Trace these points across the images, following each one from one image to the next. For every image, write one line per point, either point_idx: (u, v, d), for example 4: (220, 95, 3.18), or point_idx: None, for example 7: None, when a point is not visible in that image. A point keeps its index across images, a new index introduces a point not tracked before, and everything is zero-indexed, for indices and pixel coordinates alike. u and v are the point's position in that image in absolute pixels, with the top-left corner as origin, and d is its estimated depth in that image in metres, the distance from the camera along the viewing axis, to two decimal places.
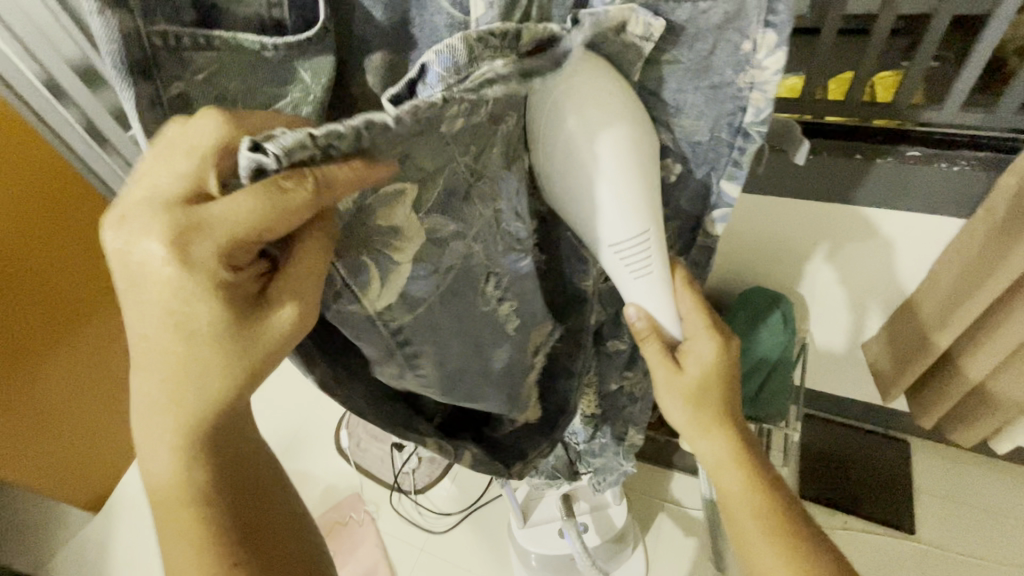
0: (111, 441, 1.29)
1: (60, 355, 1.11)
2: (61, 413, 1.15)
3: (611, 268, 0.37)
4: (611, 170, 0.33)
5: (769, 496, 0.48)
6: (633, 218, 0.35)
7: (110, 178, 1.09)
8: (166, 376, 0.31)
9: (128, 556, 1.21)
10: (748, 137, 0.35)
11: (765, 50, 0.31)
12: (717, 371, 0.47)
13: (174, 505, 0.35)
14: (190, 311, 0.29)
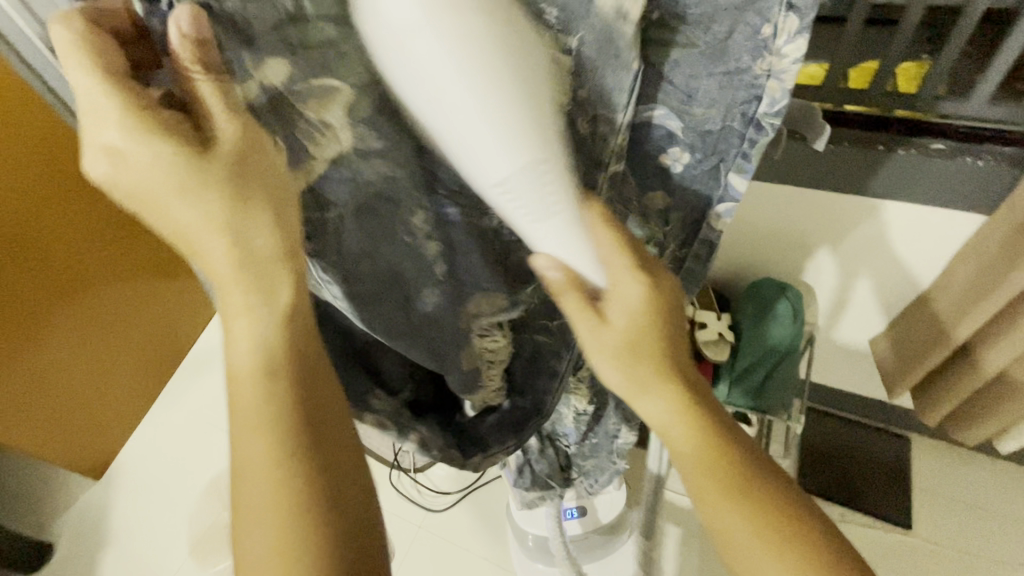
0: (116, 411, 1.31)
1: (57, 323, 1.12)
2: (59, 382, 1.16)
3: (503, 209, 0.29)
4: (461, 62, 0.23)
5: (736, 467, 0.35)
6: (516, 135, 0.25)
7: None
8: (213, 258, 0.29)
9: (131, 522, 1.24)
10: (760, 129, 0.32)
11: (786, 36, 0.28)
12: (652, 318, 0.34)
13: (243, 418, 0.31)
14: (170, 174, 0.27)
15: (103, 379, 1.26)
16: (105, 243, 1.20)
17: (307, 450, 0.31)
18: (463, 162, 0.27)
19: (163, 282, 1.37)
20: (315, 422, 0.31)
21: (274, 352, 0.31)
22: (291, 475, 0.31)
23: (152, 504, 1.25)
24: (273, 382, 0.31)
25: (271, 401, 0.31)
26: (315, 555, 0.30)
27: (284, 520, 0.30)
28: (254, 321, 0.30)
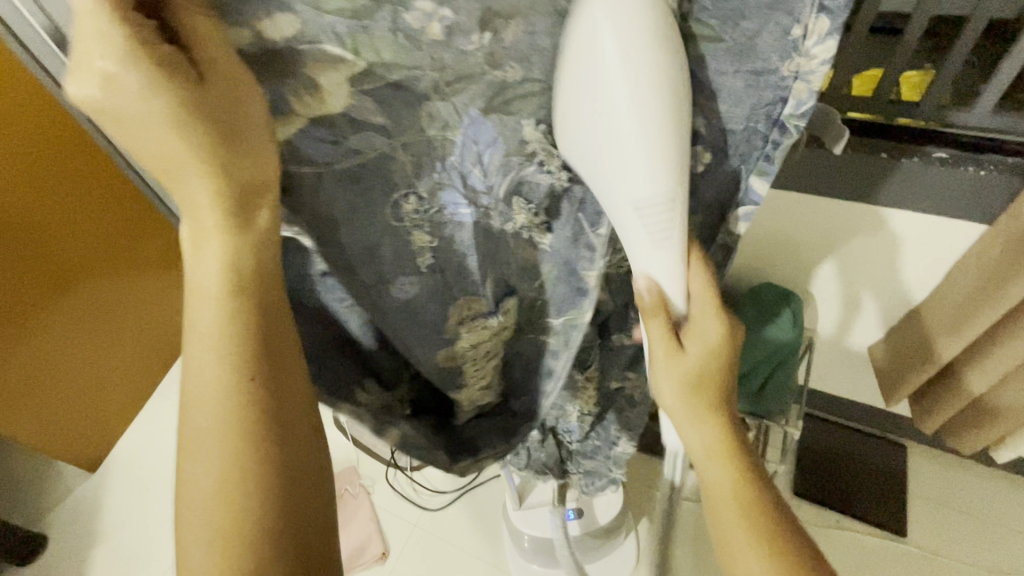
0: (112, 403, 1.30)
1: (58, 309, 1.12)
2: (56, 370, 1.16)
3: (626, 228, 0.33)
4: (645, 114, 0.29)
5: (754, 491, 0.41)
6: (658, 172, 0.31)
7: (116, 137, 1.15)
8: (196, 195, 0.30)
9: (123, 516, 1.22)
10: (785, 130, 0.33)
11: (815, 36, 0.29)
12: (717, 356, 0.41)
13: (202, 379, 0.31)
14: (163, 108, 0.27)
15: (100, 369, 1.26)
16: (110, 233, 1.20)
17: (266, 381, 0.32)
18: (610, 183, 0.31)
19: (163, 275, 1.36)
20: (280, 394, 0.32)
21: (235, 318, 0.31)
22: (251, 404, 0.31)
23: (145, 496, 1.24)
24: (239, 307, 0.31)
25: (236, 328, 0.31)
26: (269, 485, 0.31)
27: (238, 449, 0.31)
28: (225, 269, 0.31)
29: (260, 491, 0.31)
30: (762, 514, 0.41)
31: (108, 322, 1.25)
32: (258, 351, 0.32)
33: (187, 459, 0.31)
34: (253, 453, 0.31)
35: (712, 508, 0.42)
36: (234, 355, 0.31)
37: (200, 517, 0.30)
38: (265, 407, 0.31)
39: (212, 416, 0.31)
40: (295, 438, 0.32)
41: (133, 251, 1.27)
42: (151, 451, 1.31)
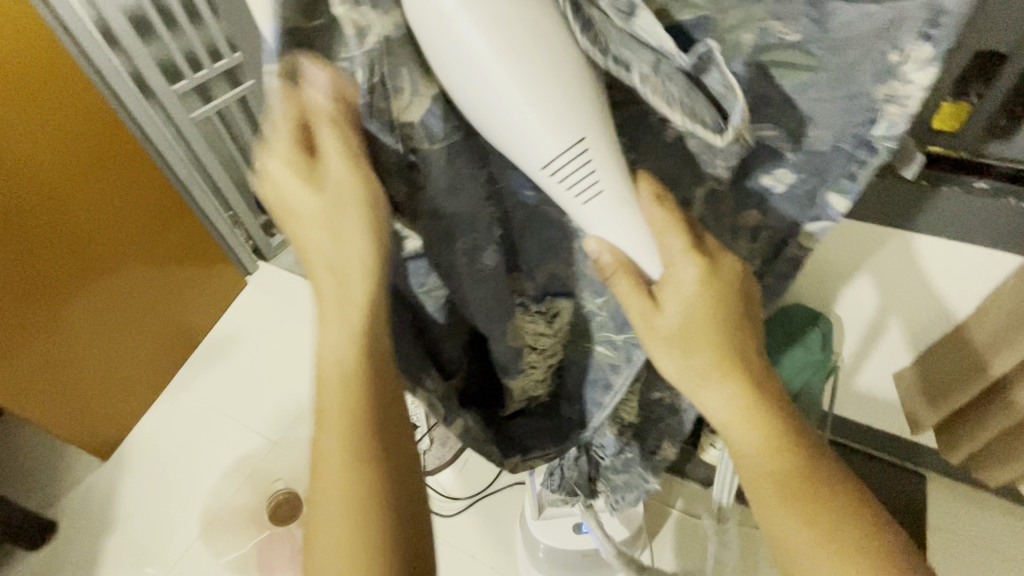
0: (128, 391, 1.30)
1: (81, 290, 1.14)
2: (76, 352, 1.17)
3: (556, 195, 0.31)
4: (502, 44, 0.26)
5: (801, 459, 0.37)
6: (557, 120, 0.28)
7: (153, 131, 1.24)
8: (319, 256, 0.35)
9: (133, 508, 1.21)
10: (872, 150, 0.33)
11: (915, 63, 0.29)
12: (709, 306, 0.34)
13: (328, 415, 0.38)
14: (292, 186, 0.33)
15: (119, 356, 1.27)
16: (136, 220, 1.23)
17: (376, 428, 0.38)
18: (512, 147, 0.29)
19: (186, 267, 1.38)
20: (385, 426, 0.38)
21: (351, 367, 0.37)
22: (364, 449, 0.37)
23: (154, 489, 1.23)
24: (352, 366, 0.37)
25: (350, 382, 0.37)
26: (383, 513, 0.37)
27: (357, 485, 0.37)
28: (340, 329, 0.37)
29: (377, 517, 0.37)
30: (795, 475, 0.37)
31: (129, 311, 1.27)
32: (367, 397, 0.38)
33: (315, 480, 0.38)
34: (368, 480, 0.37)
35: (749, 480, 0.38)
36: (348, 397, 0.37)
37: (330, 540, 0.37)
38: (376, 451, 0.38)
39: (337, 445, 0.37)
40: (401, 473, 0.39)
41: (158, 239, 1.29)
42: (161, 443, 1.31)
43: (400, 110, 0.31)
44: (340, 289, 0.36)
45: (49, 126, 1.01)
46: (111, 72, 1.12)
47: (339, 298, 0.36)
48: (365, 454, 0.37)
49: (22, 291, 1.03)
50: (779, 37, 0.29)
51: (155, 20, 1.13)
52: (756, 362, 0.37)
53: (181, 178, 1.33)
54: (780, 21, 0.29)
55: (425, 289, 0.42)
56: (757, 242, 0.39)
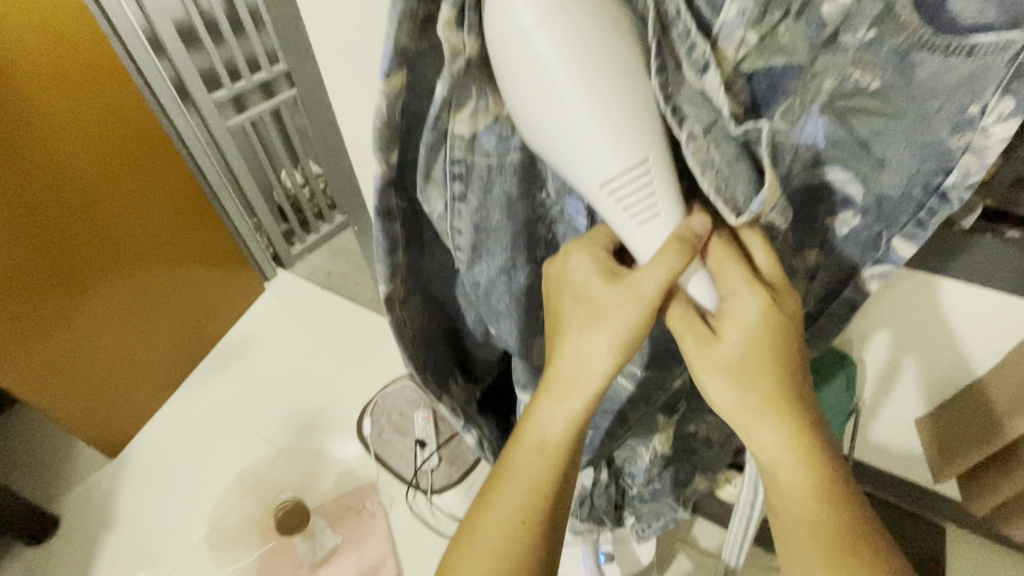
0: (140, 388, 1.30)
1: (105, 283, 1.15)
2: (94, 346, 1.17)
3: (607, 212, 0.31)
4: (581, 68, 0.26)
5: (847, 524, 0.35)
6: (622, 142, 0.28)
7: (189, 137, 1.27)
8: (587, 362, 0.36)
9: (137, 508, 1.20)
10: (944, 200, 0.31)
11: (995, 117, 0.27)
12: (769, 343, 0.35)
13: (518, 471, 0.38)
14: (599, 300, 0.35)
15: (133, 355, 1.27)
16: (162, 219, 1.25)
17: (549, 517, 0.38)
18: (568, 164, 0.29)
19: (205, 270, 1.39)
20: (567, 489, 0.39)
21: (555, 453, 0.38)
22: (536, 530, 0.38)
23: (158, 490, 1.22)
24: (558, 460, 0.38)
25: (557, 473, 0.38)
26: None
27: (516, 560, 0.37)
28: (566, 429, 0.37)
29: None
30: (834, 537, 0.35)
31: (146, 310, 1.27)
32: (558, 491, 0.38)
33: (473, 528, 0.38)
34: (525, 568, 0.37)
35: (789, 532, 0.37)
36: (552, 457, 0.38)
37: None
38: (543, 538, 0.38)
39: (517, 498, 0.38)
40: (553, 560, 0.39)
41: (179, 239, 1.31)
42: (169, 443, 1.31)
43: (466, 123, 0.31)
44: (587, 399, 0.37)
45: (89, 124, 1.05)
46: (154, 76, 1.16)
47: (583, 405, 0.37)
48: (536, 536, 0.38)
49: (44, 281, 1.04)
50: (858, 85, 0.28)
51: (199, 29, 1.17)
52: (809, 399, 0.37)
53: (210, 179, 1.35)
54: (859, 68, 0.28)
55: (466, 300, 0.42)
56: (816, 281, 0.39)
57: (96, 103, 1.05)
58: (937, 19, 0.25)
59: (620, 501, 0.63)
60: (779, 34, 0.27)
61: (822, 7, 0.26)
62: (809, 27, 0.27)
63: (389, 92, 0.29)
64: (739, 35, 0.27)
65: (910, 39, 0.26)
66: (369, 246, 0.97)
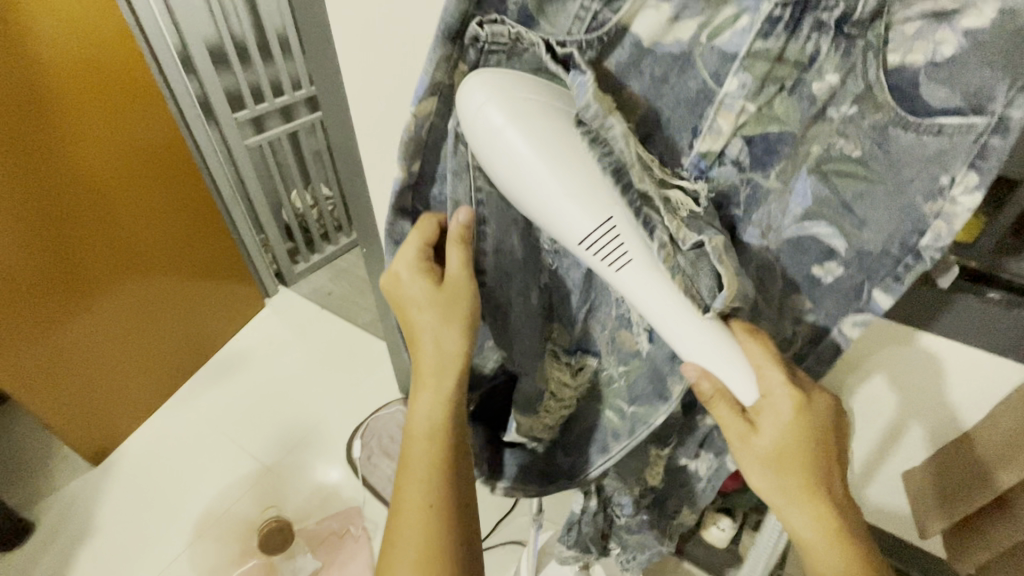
0: (134, 396, 1.30)
1: (111, 289, 1.17)
2: (92, 350, 1.17)
3: (591, 265, 0.32)
4: (545, 144, 0.29)
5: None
6: (591, 201, 0.30)
7: (207, 152, 1.31)
8: (435, 342, 0.40)
9: (118, 519, 1.18)
10: (918, 258, 0.31)
11: (963, 188, 0.28)
12: (801, 434, 0.36)
13: (413, 457, 0.41)
14: (424, 295, 0.39)
15: (127, 364, 1.27)
16: (173, 229, 1.28)
17: (447, 495, 0.40)
18: (551, 222, 0.31)
19: (208, 281, 1.41)
20: (461, 467, 0.42)
21: (440, 426, 0.41)
22: (443, 511, 0.40)
23: (140, 503, 1.20)
24: (439, 440, 0.41)
25: (441, 448, 0.41)
26: (456, 567, 0.39)
27: (430, 540, 0.39)
28: (439, 408, 0.41)
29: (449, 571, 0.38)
30: None
31: (144, 319, 1.28)
32: (450, 461, 0.41)
33: (388, 542, 0.40)
34: (442, 545, 0.39)
35: None
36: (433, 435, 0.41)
37: None
38: (453, 518, 0.40)
39: (417, 499, 0.40)
40: (471, 532, 0.41)
41: (187, 252, 1.33)
42: (155, 454, 1.29)
43: None
44: (446, 373, 0.41)
45: (111, 135, 1.08)
46: (181, 92, 1.21)
47: (438, 384, 0.41)
48: (445, 517, 0.40)
49: (51, 286, 1.05)
50: (842, 152, 0.31)
51: (230, 54, 1.23)
52: (838, 488, 0.37)
53: (222, 194, 1.39)
54: (843, 137, 0.31)
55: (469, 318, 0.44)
56: (801, 325, 0.38)
57: (125, 114, 1.10)
58: (912, 102, 0.28)
59: (607, 530, 0.65)
60: (775, 105, 0.30)
61: (812, 84, 0.29)
62: (801, 101, 0.30)
63: (418, 115, 0.33)
64: (739, 105, 0.29)
65: (887, 117, 0.29)
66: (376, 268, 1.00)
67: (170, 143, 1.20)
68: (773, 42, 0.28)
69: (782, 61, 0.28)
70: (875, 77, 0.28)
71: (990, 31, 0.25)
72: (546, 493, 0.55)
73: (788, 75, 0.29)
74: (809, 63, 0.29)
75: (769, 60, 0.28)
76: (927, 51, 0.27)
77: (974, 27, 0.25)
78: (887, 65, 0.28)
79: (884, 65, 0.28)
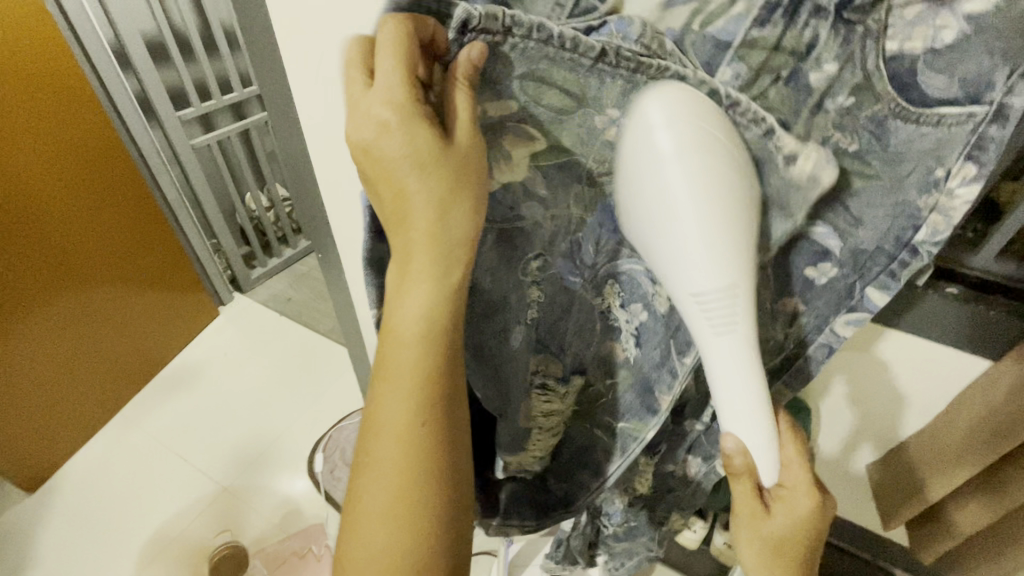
0: (75, 416, 1.21)
1: (45, 303, 1.08)
2: (26, 368, 1.08)
3: (690, 320, 0.29)
4: (701, 192, 0.26)
5: None
6: (723, 266, 0.27)
7: (150, 154, 1.22)
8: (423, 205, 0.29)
9: (56, 554, 1.08)
10: (915, 254, 0.30)
11: (960, 179, 0.27)
12: (806, 529, 0.37)
13: (383, 397, 0.33)
14: (403, 118, 0.27)
15: (64, 383, 1.17)
16: (116, 235, 1.19)
17: (438, 417, 0.33)
18: (665, 265, 0.28)
19: (154, 291, 1.32)
20: (454, 386, 0.33)
21: (432, 331, 0.31)
22: (429, 433, 0.32)
23: (80, 533, 1.11)
24: (430, 349, 0.32)
25: (429, 361, 0.32)
26: (439, 492, 0.33)
27: (413, 461, 0.32)
28: (426, 310, 0.30)
29: (433, 496, 0.33)
30: None
31: (84, 333, 1.18)
32: (442, 382, 0.32)
33: (365, 454, 0.34)
34: (427, 474, 0.33)
35: None
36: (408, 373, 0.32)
37: (376, 529, 0.33)
38: (443, 446, 0.33)
39: (400, 414, 0.32)
40: (464, 457, 0.34)
41: (131, 261, 1.24)
42: (100, 479, 1.20)
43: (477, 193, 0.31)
44: (440, 254, 0.30)
45: (40, 137, 0.99)
46: (117, 90, 1.12)
47: (431, 271, 0.30)
48: (431, 440, 0.33)
49: None
50: (838, 145, 0.28)
51: (171, 48, 1.15)
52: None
53: (170, 201, 1.30)
54: (841, 130, 0.28)
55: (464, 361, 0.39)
56: (791, 331, 0.36)
57: (57, 112, 1.00)
58: (908, 91, 0.26)
59: (594, 540, 0.64)
60: (770, 96, 0.27)
61: (809, 74, 0.27)
62: (799, 92, 0.27)
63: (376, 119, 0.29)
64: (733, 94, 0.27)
65: (886, 109, 0.27)
66: (332, 276, 0.94)
67: (108, 143, 1.11)
68: (769, 31, 0.26)
69: (779, 50, 0.26)
70: (874, 66, 0.26)
71: (991, 14, 0.23)
72: (544, 525, 0.53)
73: (784, 65, 0.27)
74: (807, 51, 0.26)
75: (767, 49, 0.26)
76: (927, 37, 0.25)
77: (976, 11, 0.23)
78: (885, 52, 0.26)
79: (883, 53, 0.26)
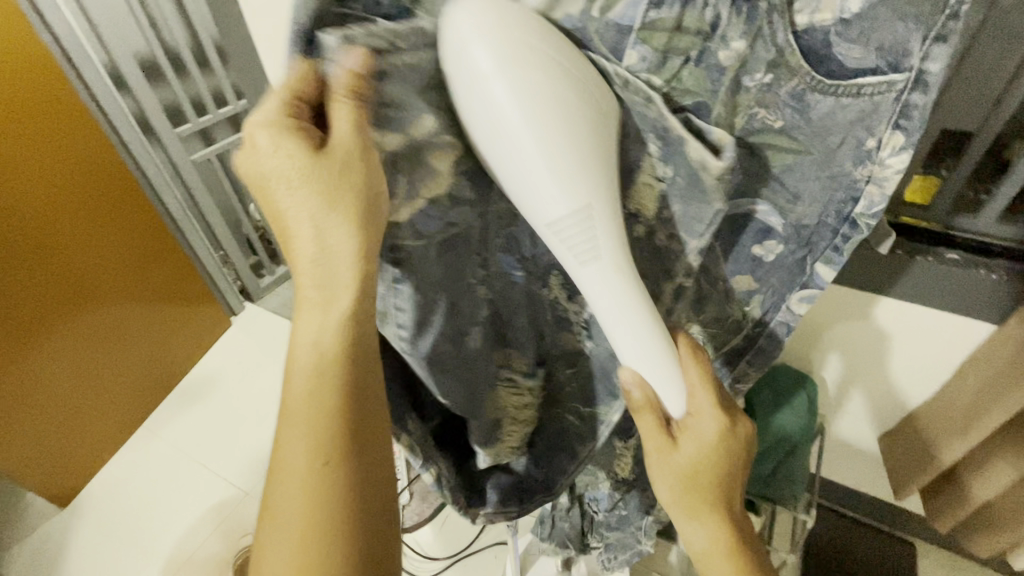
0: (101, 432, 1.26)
1: (64, 323, 1.12)
2: (51, 385, 1.13)
3: (555, 251, 0.28)
4: (538, 116, 0.25)
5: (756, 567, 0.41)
6: (574, 186, 0.26)
7: (156, 177, 1.26)
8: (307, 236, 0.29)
9: (88, 563, 1.13)
10: (854, 226, 0.33)
11: (891, 148, 0.29)
12: (719, 456, 0.37)
13: (288, 441, 0.31)
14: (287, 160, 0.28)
15: (86, 400, 1.22)
16: (127, 254, 1.23)
17: (348, 447, 0.31)
18: (519, 199, 0.27)
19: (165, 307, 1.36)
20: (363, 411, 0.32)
21: (330, 349, 0.31)
22: (337, 463, 0.31)
23: (109, 541, 1.16)
24: (324, 380, 0.31)
25: (326, 383, 0.31)
26: (343, 522, 0.31)
27: (316, 487, 0.31)
28: (317, 339, 0.31)
29: (340, 527, 0.31)
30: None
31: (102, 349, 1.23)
32: (348, 405, 0.31)
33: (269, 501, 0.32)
34: (334, 501, 0.31)
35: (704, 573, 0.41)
36: (315, 412, 0.31)
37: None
38: (354, 476, 0.31)
39: (303, 444, 0.31)
40: (382, 487, 0.33)
41: (141, 278, 1.28)
42: (125, 493, 1.24)
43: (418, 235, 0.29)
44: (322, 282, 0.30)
45: (47, 163, 1.03)
46: (117, 113, 1.14)
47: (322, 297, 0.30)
48: (340, 469, 0.31)
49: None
50: (764, 123, 0.29)
51: (166, 69, 1.17)
52: (737, 506, 0.40)
53: (175, 220, 1.33)
54: (766, 108, 0.29)
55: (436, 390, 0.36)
56: (750, 306, 0.38)
57: (61, 139, 1.04)
58: (825, 63, 0.28)
59: (586, 529, 0.64)
60: (683, 77, 0.27)
61: (717, 53, 0.26)
62: (710, 72, 0.27)
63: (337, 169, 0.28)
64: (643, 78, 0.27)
65: (802, 82, 0.28)
66: None
67: (113, 165, 1.15)
68: (667, 11, 0.25)
69: (681, 30, 0.26)
70: (785, 40, 0.27)
71: None
72: (527, 509, 0.52)
73: (691, 46, 0.26)
74: (711, 30, 0.26)
75: (667, 30, 0.26)
76: (835, 9, 0.26)
77: None
78: (796, 25, 0.27)
79: (793, 27, 0.27)
